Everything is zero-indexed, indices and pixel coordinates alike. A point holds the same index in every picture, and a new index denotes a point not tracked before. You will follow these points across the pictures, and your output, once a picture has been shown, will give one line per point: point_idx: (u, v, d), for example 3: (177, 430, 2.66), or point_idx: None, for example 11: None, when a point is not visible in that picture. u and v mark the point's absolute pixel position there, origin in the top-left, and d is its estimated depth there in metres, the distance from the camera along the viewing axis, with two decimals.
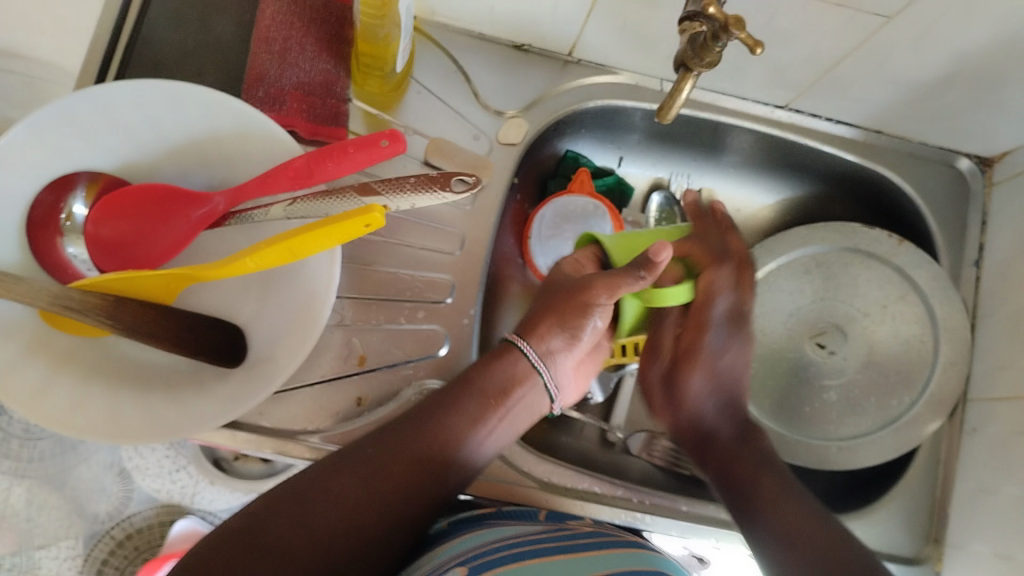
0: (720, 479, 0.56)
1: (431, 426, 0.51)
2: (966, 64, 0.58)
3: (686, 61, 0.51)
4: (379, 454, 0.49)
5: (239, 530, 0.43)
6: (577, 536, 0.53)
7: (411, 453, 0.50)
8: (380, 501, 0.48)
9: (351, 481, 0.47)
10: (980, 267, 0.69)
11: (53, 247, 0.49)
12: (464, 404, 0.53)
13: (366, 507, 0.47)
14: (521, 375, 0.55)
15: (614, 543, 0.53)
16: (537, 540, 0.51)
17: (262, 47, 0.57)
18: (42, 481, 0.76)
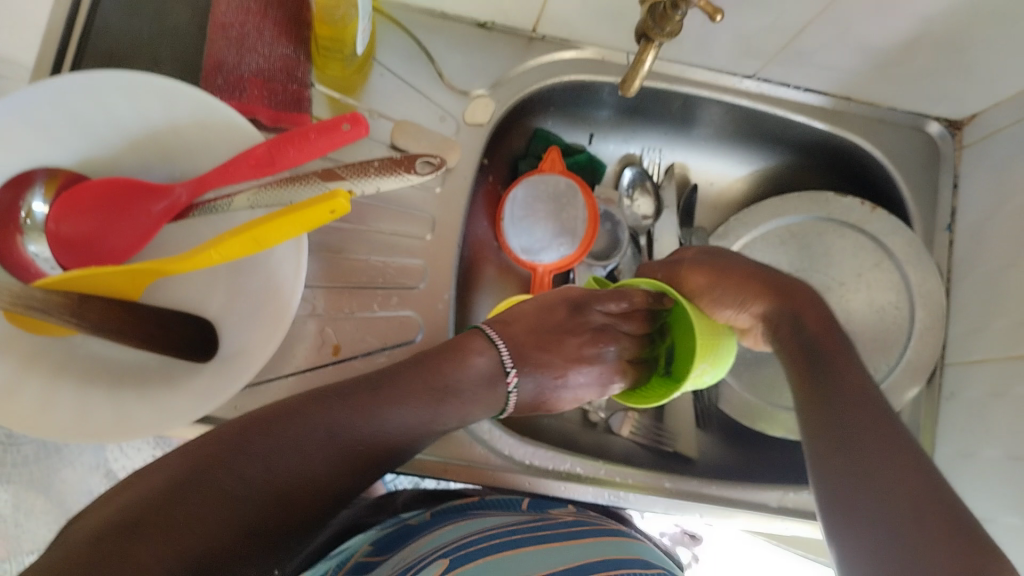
0: (819, 380, 0.50)
1: (393, 395, 0.50)
2: (930, 28, 0.58)
3: (647, 31, 0.50)
4: (341, 424, 0.47)
5: (211, 459, 0.41)
6: (559, 525, 0.53)
7: (371, 436, 0.49)
8: (329, 474, 0.46)
9: (311, 448, 0.45)
10: (953, 230, 0.69)
11: (14, 246, 0.48)
12: (436, 386, 0.52)
13: (315, 476, 0.45)
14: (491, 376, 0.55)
15: (596, 531, 0.53)
16: (519, 529, 0.51)
17: (218, 33, 0.55)
18: (27, 486, 0.75)
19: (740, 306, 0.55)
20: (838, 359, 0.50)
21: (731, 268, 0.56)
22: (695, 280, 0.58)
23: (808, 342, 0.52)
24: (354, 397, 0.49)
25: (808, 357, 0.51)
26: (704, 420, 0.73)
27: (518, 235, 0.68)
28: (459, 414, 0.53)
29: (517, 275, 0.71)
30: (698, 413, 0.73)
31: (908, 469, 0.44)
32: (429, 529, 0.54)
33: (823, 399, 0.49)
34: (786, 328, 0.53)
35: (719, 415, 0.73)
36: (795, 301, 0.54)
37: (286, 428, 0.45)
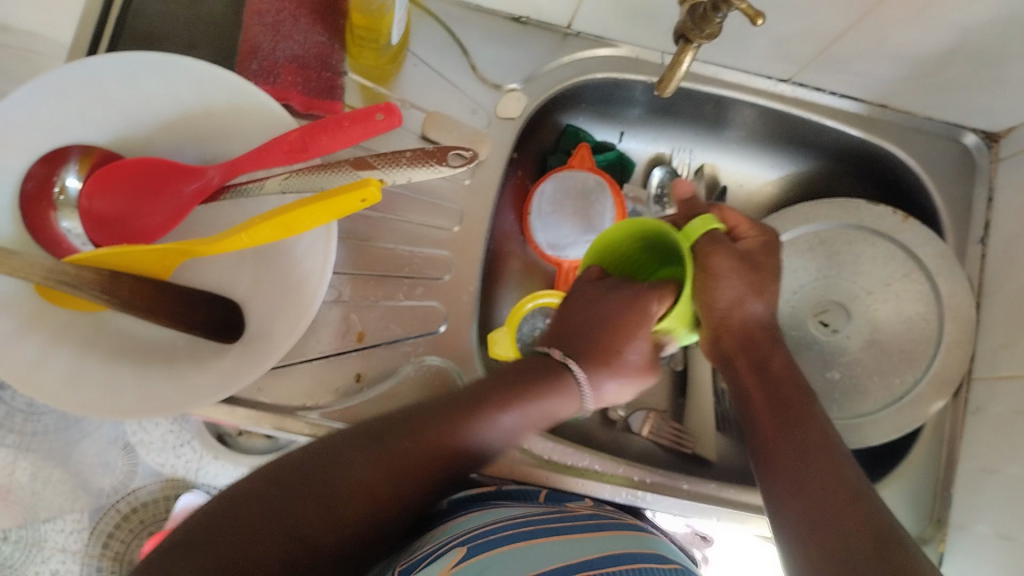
0: (785, 429, 0.52)
1: (467, 411, 0.49)
2: (970, 38, 0.57)
3: (685, 33, 0.50)
4: (397, 432, 0.47)
5: (268, 479, 0.44)
6: (575, 517, 0.53)
7: (428, 445, 0.47)
8: (387, 488, 0.46)
9: (360, 463, 0.45)
10: (986, 244, 0.68)
11: (47, 220, 0.49)
12: (500, 395, 0.50)
13: (370, 491, 0.45)
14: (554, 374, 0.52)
15: (611, 525, 0.53)
16: (537, 520, 0.51)
17: (254, 19, 0.56)
18: (45, 456, 0.78)
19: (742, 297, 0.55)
20: (805, 411, 0.53)
21: (750, 286, 0.55)
22: (720, 264, 0.53)
23: (768, 386, 0.55)
24: (428, 415, 0.48)
25: (774, 409, 0.54)
26: (724, 423, 0.73)
27: (545, 230, 0.68)
28: (523, 415, 0.50)
29: (542, 271, 0.71)
30: (719, 417, 0.73)
31: (866, 511, 0.47)
32: (448, 516, 0.55)
33: (790, 447, 0.51)
34: (748, 363, 0.56)
35: (738, 419, 0.73)
36: (764, 347, 0.56)
37: (333, 451, 0.46)
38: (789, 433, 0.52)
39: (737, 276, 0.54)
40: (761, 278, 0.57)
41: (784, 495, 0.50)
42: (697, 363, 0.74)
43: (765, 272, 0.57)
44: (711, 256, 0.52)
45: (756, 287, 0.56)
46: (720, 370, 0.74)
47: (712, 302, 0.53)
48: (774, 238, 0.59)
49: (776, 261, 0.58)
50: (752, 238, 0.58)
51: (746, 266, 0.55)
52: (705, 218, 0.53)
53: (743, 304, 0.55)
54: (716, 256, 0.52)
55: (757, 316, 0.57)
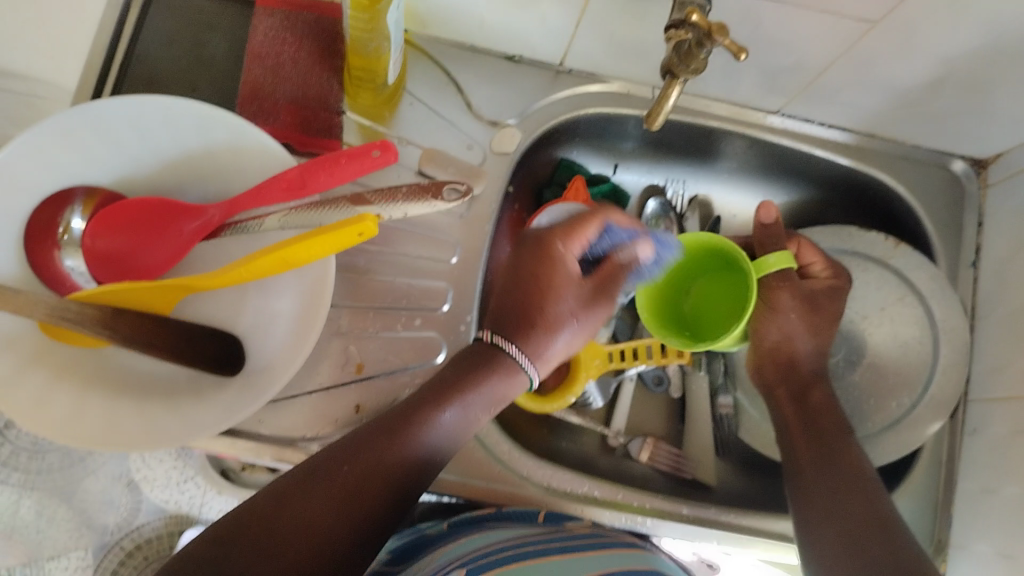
0: (817, 451, 0.56)
1: (400, 436, 0.48)
2: (956, 69, 0.58)
3: (671, 68, 0.51)
4: (341, 465, 0.47)
5: (233, 527, 0.43)
6: (574, 537, 0.53)
7: (371, 465, 0.47)
8: (338, 517, 0.45)
9: (306, 494, 0.45)
10: (978, 266, 0.69)
11: (51, 259, 0.50)
12: (431, 404, 0.50)
13: (323, 521, 0.45)
14: (482, 364, 0.52)
15: (611, 544, 0.53)
16: (536, 543, 0.51)
17: (255, 63, 0.59)
18: (52, 493, 0.77)
19: (798, 335, 0.59)
20: (838, 436, 0.57)
21: (807, 325, 0.59)
22: (784, 302, 0.59)
23: (805, 418, 0.59)
24: (362, 442, 0.48)
25: (809, 432, 0.58)
26: (722, 448, 0.73)
27: None
28: (463, 409, 0.51)
29: None
30: (718, 442, 0.73)
31: (889, 538, 0.49)
32: (443, 543, 0.55)
33: (819, 468, 0.55)
34: (788, 394, 0.60)
35: (738, 445, 0.74)
36: (804, 380, 0.60)
37: (277, 492, 0.45)
38: (821, 457, 0.56)
39: (795, 315, 0.59)
40: (822, 316, 0.60)
41: (806, 509, 0.54)
42: (695, 393, 0.73)
43: (826, 317, 0.60)
44: (773, 291, 0.58)
45: (812, 327, 0.60)
46: (719, 396, 0.74)
47: (761, 333, 0.60)
48: (846, 285, 0.62)
49: (839, 308, 0.61)
50: (821, 278, 0.62)
51: (807, 306, 0.59)
52: (781, 256, 0.56)
53: (793, 340, 0.60)
54: (779, 294, 0.58)
55: (805, 353, 0.60)
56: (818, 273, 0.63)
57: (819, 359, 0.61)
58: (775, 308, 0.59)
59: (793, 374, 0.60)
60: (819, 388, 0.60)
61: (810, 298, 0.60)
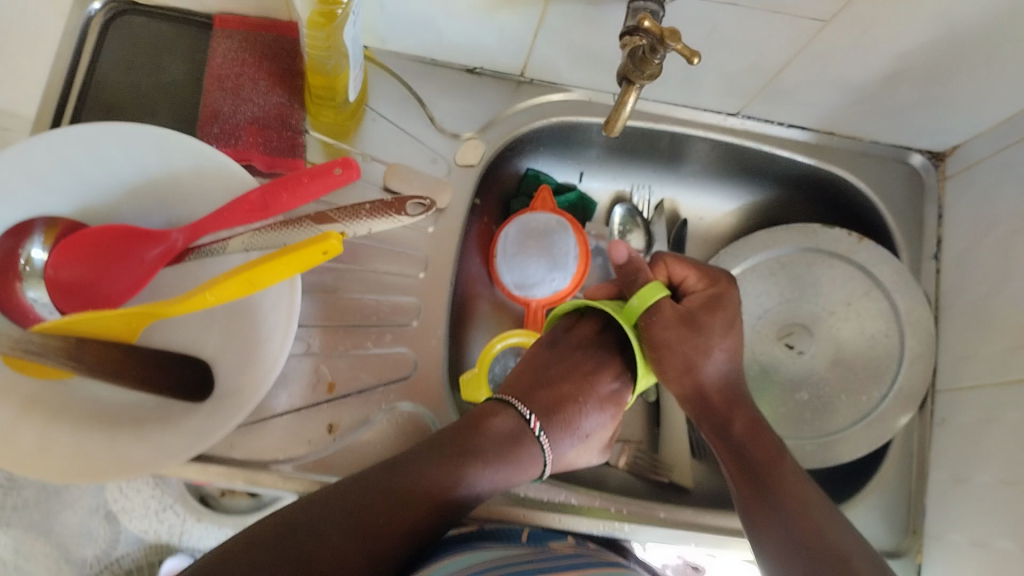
0: (757, 485, 0.53)
1: (426, 473, 0.49)
2: (909, 63, 0.59)
3: (627, 75, 0.52)
4: (356, 497, 0.46)
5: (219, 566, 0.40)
6: (558, 558, 0.53)
7: (404, 503, 0.47)
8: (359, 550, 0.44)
9: (332, 522, 0.45)
10: (940, 259, 0.70)
11: (13, 293, 0.49)
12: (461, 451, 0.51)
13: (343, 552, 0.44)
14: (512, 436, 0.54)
15: (595, 565, 0.53)
16: (522, 562, 0.51)
17: (214, 84, 0.59)
18: (27, 528, 0.76)
19: (705, 355, 0.56)
20: (774, 461, 0.54)
21: (696, 347, 0.56)
22: (658, 337, 0.55)
23: (740, 458, 0.55)
24: (377, 477, 0.48)
25: (742, 466, 0.55)
26: (700, 450, 0.74)
27: (511, 272, 0.69)
28: (494, 466, 0.52)
29: (511, 310, 0.72)
30: (695, 443, 0.74)
31: (858, 572, 0.48)
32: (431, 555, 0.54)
33: (765, 502, 0.52)
34: (712, 429, 0.57)
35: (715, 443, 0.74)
36: (723, 410, 0.57)
37: (307, 514, 0.45)
38: (761, 490, 0.53)
39: (677, 344, 0.55)
40: (707, 332, 0.56)
41: (769, 549, 0.51)
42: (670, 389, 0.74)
43: (718, 329, 0.57)
44: (649, 328, 0.56)
45: (707, 347, 0.56)
46: None
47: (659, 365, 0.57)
48: (727, 287, 0.59)
49: (728, 315, 0.57)
50: (700, 291, 0.59)
51: (687, 327, 0.56)
52: (643, 295, 0.56)
53: (693, 369, 0.56)
54: (653, 330, 0.56)
55: (712, 376, 0.57)
56: (696, 285, 0.59)
57: (732, 373, 0.57)
58: (655, 344, 0.56)
59: (713, 398, 0.56)
60: (740, 411, 0.57)
61: (688, 318, 0.56)
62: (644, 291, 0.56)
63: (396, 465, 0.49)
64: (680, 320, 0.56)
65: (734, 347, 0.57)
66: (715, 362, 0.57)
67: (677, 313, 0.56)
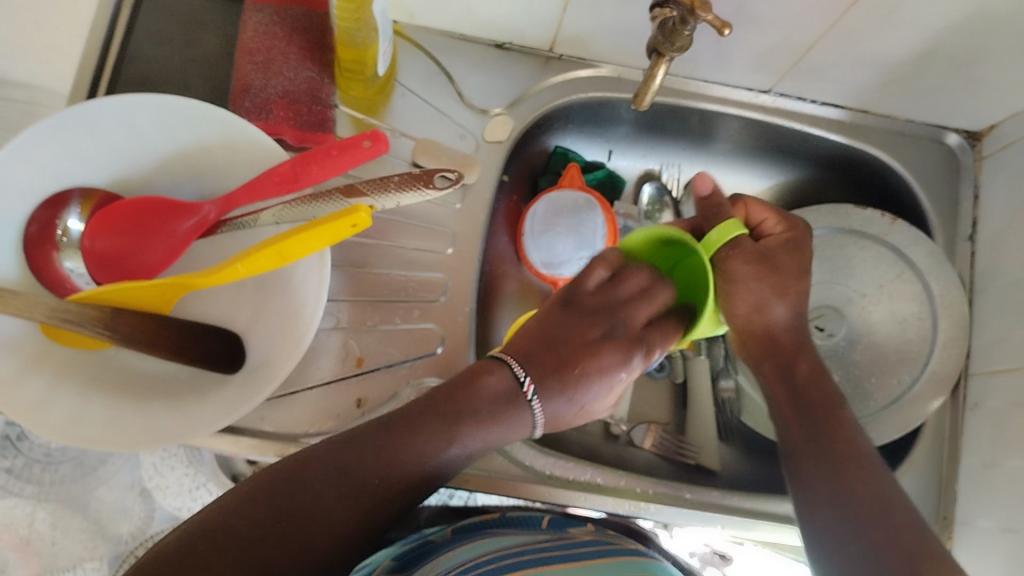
0: (810, 425, 0.53)
1: (413, 436, 0.48)
2: (945, 42, 0.58)
3: (657, 47, 0.51)
4: (350, 457, 0.47)
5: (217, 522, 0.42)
6: (577, 544, 0.53)
7: (394, 467, 0.47)
8: (347, 518, 0.45)
9: (321, 489, 0.45)
10: (975, 240, 0.69)
11: (50, 262, 0.51)
12: (455, 413, 0.50)
13: (332, 521, 0.45)
14: (504, 393, 0.52)
15: (613, 551, 0.52)
16: (542, 548, 0.51)
17: (246, 58, 0.60)
18: (65, 504, 0.78)
19: (777, 298, 0.55)
20: (833, 408, 0.53)
21: (771, 288, 0.55)
22: (737, 270, 0.54)
23: (799, 402, 0.54)
24: (370, 438, 0.48)
25: (799, 406, 0.54)
26: (727, 433, 0.74)
27: (538, 250, 0.69)
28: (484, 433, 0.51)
29: (539, 289, 0.72)
30: (720, 426, 0.74)
31: (896, 524, 0.47)
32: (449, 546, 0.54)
33: (814, 444, 0.52)
34: (774, 368, 0.56)
35: (741, 428, 0.74)
36: (787, 352, 0.56)
37: (295, 480, 0.45)
38: (811, 433, 0.52)
39: (753, 281, 0.55)
40: (780, 274, 0.56)
41: (808, 488, 0.51)
42: (696, 376, 0.75)
43: (789, 272, 0.56)
44: (727, 262, 0.54)
45: (778, 289, 0.55)
46: (720, 380, 0.75)
47: (730, 304, 0.55)
48: (802, 233, 0.58)
49: (803, 260, 0.57)
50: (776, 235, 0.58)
51: (765, 266, 0.55)
52: (722, 229, 0.54)
53: (765, 309, 0.55)
54: (732, 263, 0.54)
55: (780, 320, 0.56)
56: (773, 230, 0.58)
57: (800, 320, 0.57)
58: (732, 279, 0.54)
59: (783, 337, 0.56)
60: (803, 355, 0.56)
61: (765, 256, 0.55)
62: (723, 224, 0.54)
63: (390, 423, 0.49)
64: (756, 254, 0.55)
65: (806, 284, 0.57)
66: (783, 307, 0.56)
67: (755, 249, 0.55)
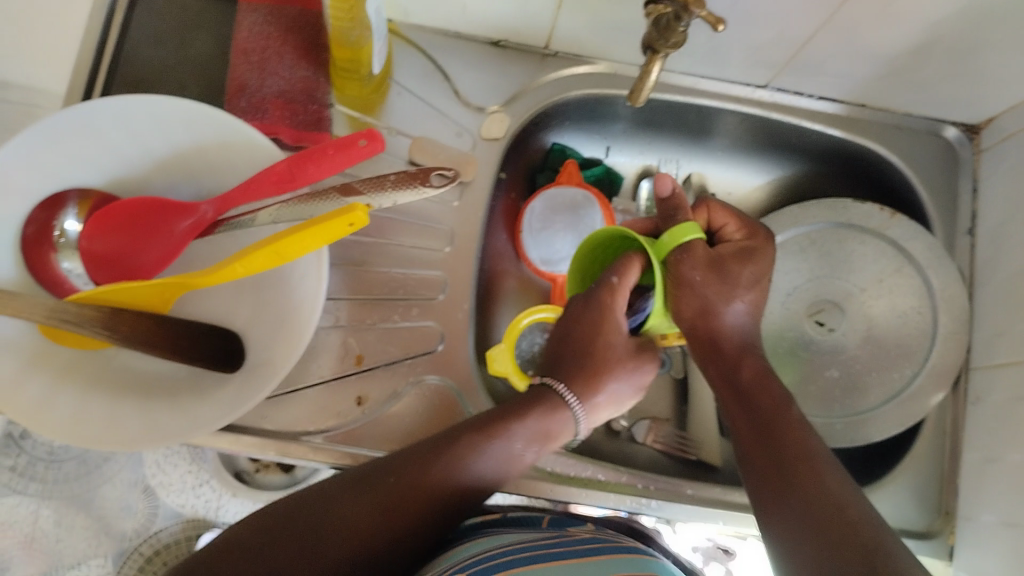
0: (761, 433, 0.51)
1: (452, 451, 0.49)
2: (943, 33, 0.58)
3: (651, 44, 0.51)
4: (380, 478, 0.47)
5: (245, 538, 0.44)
6: (578, 542, 0.53)
7: (425, 485, 0.48)
8: (377, 533, 0.46)
9: (348, 507, 0.46)
10: (974, 234, 0.69)
11: (48, 262, 0.51)
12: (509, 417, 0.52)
13: (361, 536, 0.46)
14: (552, 406, 0.53)
15: (614, 548, 0.53)
16: (542, 545, 0.51)
17: (240, 58, 0.59)
18: (68, 502, 0.78)
19: (731, 302, 0.54)
20: (784, 411, 0.51)
21: (719, 293, 0.53)
22: (688, 272, 0.53)
23: (750, 410, 0.52)
24: (409, 463, 0.48)
25: (749, 412, 0.52)
26: (727, 427, 0.74)
27: (538, 248, 0.69)
28: (530, 441, 0.52)
29: (538, 287, 0.72)
30: (720, 422, 0.74)
31: (852, 523, 0.45)
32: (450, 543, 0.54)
33: (765, 448, 0.50)
34: (719, 374, 0.54)
35: None
36: (733, 356, 0.54)
37: (319, 501, 0.46)
38: (762, 440, 0.50)
39: (702, 286, 0.53)
40: (732, 281, 0.54)
41: (759, 499, 0.49)
42: (696, 371, 0.75)
43: (739, 281, 0.54)
44: (678, 266, 0.53)
45: (728, 293, 0.54)
46: None
47: (673, 312, 0.54)
48: (764, 243, 0.57)
49: (753, 270, 0.55)
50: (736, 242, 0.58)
51: (714, 272, 0.53)
52: (676, 231, 0.54)
53: (709, 314, 0.53)
54: (683, 267, 0.53)
55: (732, 327, 0.54)
56: (733, 236, 0.58)
57: (748, 332, 0.55)
58: (680, 282, 0.52)
59: (736, 344, 0.54)
60: (751, 357, 0.54)
61: (716, 262, 0.54)
62: (678, 227, 0.54)
63: (430, 446, 0.50)
64: (707, 260, 0.53)
65: (758, 295, 0.55)
66: (738, 313, 0.54)
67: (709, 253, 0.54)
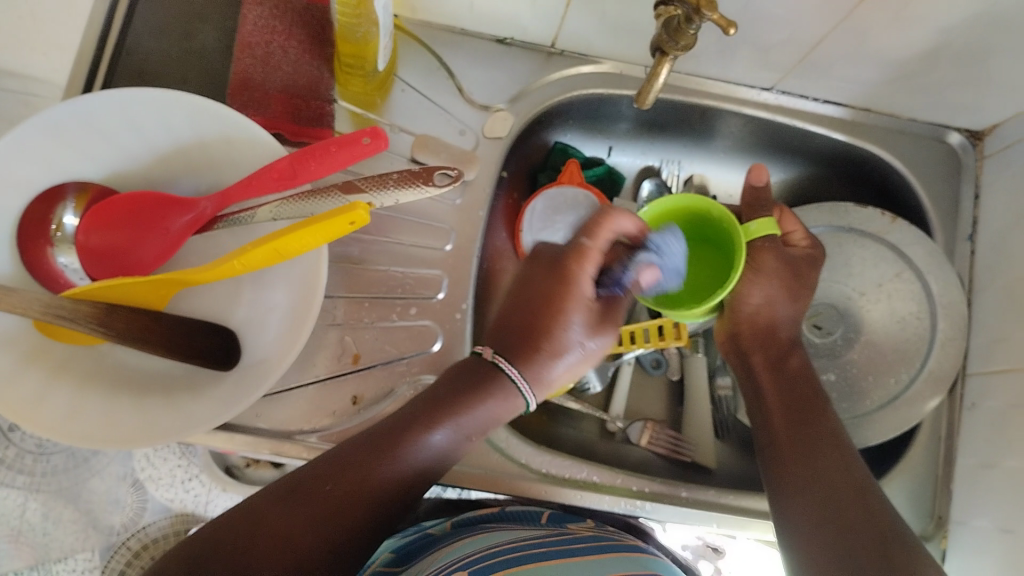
0: (797, 417, 0.56)
1: (388, 448, 0.50)
2: (950, 40, 0.58)
3: (662, 45, 0.51)
4: (320, 481, 0.48)
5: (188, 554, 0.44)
6: (581, 539, 0.53)
7: (364, 482, 0.49)
8: (317, 543, 0.47)
9: (283, 520, 0.47)
10: (975, 241, 0.69)
11: (44, 256, 0.50)
12: (433, 413, 0.52)
13: (305, 545, 0.47)
14: (486, 390, 0.53)
15: (613, 547, 0.52)
16: (539, 544, 0.51)
17: (245, 52, 0.59)
18: (57, 494, 0.77)
19: (792, 305, 0.60)
20: (822, 409, 0.56)
21: (786, 289, 0.59)
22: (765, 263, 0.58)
23: (788, 395, 0.57)
24: (349, 460, 0.49)
25: (790, 401, 0.57)
26: (723, 430, 0.73)
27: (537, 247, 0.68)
28: (460, 431, 0.52)
29: None
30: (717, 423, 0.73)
31: (868, 506, 0.50)
32: (445, 542, 0.54)
33: (795, 429, 0.55)
34: (766, 360, 0.60)
35: (738, 425, 0.73)
36: (782, 347, 0.60)
37: (261, 513, 0.47)
38: (797, 424, 0.55)
39: (775, 278, 0.59)
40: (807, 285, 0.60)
41: (778, 469, 0.54)
42: (692, 374, 0.74)
43: (807, 285, 0.60)
44: (760, 251, 0.58)
45: (793, 294, 0.59)
46: (718, 377, 0.74)
47: (740, 300, 0.59)
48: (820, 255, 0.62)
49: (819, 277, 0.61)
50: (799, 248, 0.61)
51: (789, 269, 0.59)
52: (762, 223, 0.57)
53: (773, 305, 0.59)
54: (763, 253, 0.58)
55: (785, 319, 0.60)
56: (796, 242, 0.62)
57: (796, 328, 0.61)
58: (757, 267, 0.58)
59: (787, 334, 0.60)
60: (797, 356, 0.60)
61: (792, 263, 0.59)
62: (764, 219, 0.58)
63: (369, 440, 0.50)
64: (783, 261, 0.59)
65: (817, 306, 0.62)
66: (791, 311, 0.60)
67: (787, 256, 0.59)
